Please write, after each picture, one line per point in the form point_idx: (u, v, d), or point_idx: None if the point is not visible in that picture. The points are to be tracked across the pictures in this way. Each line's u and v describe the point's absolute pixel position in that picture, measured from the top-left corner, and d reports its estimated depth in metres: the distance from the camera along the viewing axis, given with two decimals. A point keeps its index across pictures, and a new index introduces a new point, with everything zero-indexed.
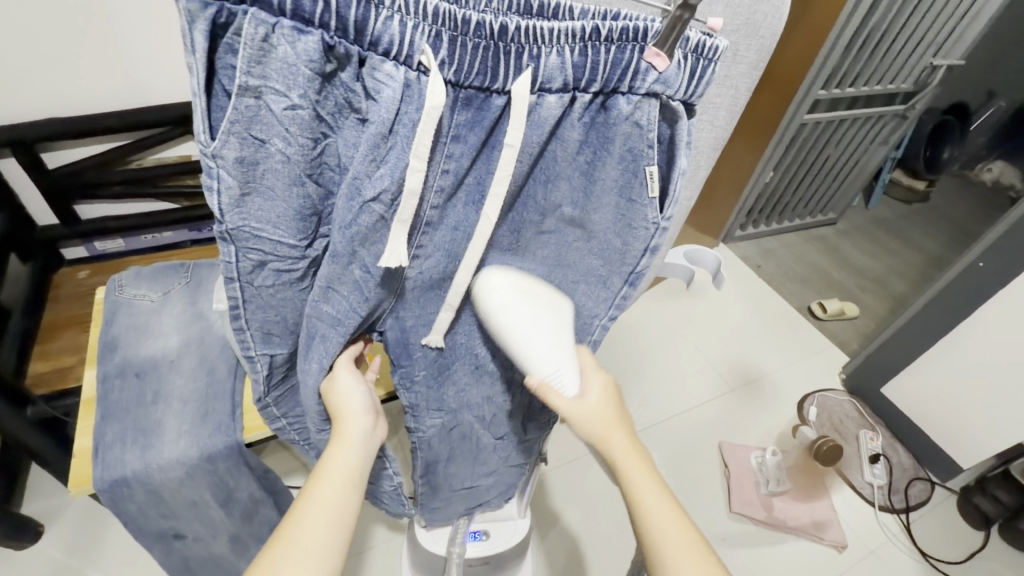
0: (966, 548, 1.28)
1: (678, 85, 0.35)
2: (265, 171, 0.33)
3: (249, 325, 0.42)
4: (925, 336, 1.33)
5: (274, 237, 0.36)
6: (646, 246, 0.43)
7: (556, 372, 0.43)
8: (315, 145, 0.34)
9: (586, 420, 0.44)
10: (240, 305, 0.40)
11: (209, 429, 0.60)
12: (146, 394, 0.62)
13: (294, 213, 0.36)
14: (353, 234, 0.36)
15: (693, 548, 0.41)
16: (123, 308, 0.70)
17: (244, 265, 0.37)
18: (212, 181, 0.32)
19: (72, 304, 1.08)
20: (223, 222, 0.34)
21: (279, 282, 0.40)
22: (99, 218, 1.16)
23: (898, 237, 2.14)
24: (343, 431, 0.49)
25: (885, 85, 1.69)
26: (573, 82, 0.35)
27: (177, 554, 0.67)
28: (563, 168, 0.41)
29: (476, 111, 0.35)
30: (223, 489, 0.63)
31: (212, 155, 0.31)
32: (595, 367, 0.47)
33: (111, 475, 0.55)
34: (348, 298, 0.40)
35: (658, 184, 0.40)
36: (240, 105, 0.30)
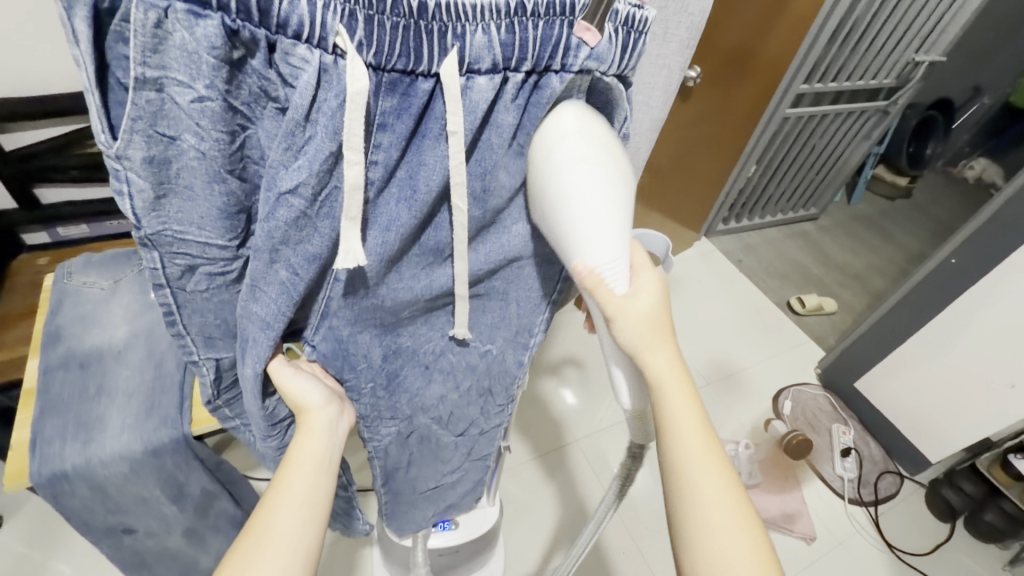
0: (932, 539, 1.30)
1: (610, 61, 0.34)
2: (180, 170, 0.32)
3: (187, 330, 0.40)
4: (898, 331, 1.34)
5: (201, 239, 0.35)
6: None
7: (611, 264, 0.38)
8: (233, 139, 0.32)
9: (631, 319, 0.41)
10: (174, 310, 0.39)
11: (155, 423, 0.58)
12: (90, 386, 0.60)
13: (218, 212, 0.34)
14: (274, 231, 0.34)
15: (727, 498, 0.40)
16: (70, 297, 0.68)
17: (172, 269, 0.36)
18: (122, 184, 0.30)
19: (30, 293, 1.06)
20: (142, 227, 0.33)
21: (213, 286, 0.38)
22: (59, 204, 1.12)
23: (879, 233, 2.16)
24: (305, 421, 0.47)
25: (868, 81, 1.69)
26: (503, 61, 0.32)
27: (128, 549, 0.65)
28: (500, 157, 0.37)
29: (402, 97, 0.32)
30: (174, 484, 0.61)
31: (118, 157, 0.29)
32: (647, 267, 0.43)
33: (49, 470, 0.53)
34: (277, 301, 0.38)
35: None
36: (140, 100, 0.28)
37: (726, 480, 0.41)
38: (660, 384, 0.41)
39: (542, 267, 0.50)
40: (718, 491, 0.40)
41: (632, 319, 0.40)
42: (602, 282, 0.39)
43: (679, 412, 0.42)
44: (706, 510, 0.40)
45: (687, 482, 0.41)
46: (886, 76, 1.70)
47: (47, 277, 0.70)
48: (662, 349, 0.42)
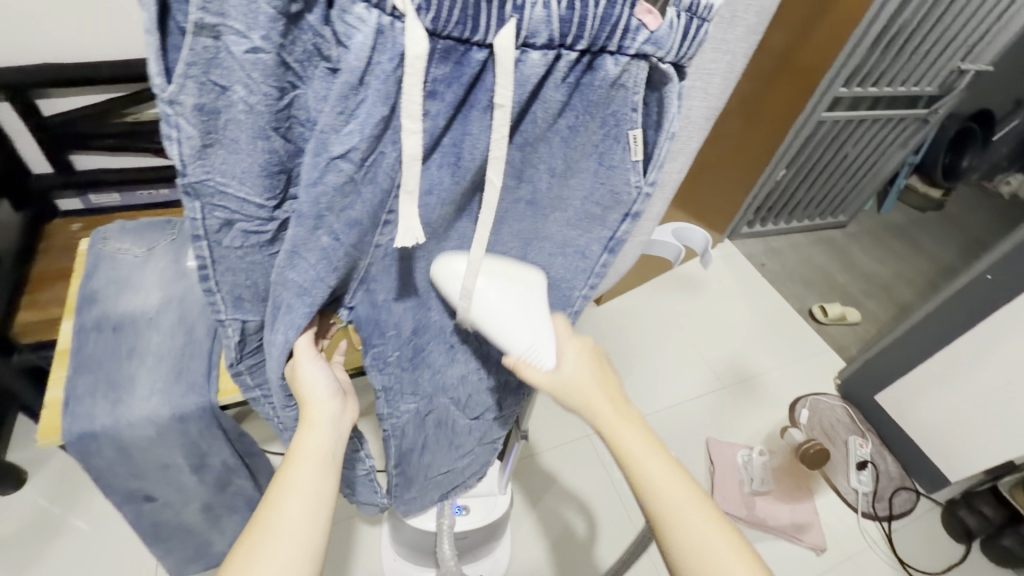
0: (945, 559, 1.27)
1: (669, 48, 0.32)
2: (228, 122, 0.31)
3: (218, 289, 0.41)
4: (925, 346, 1.31)
5: (241, 194, 0.35)
6: (627, 212, 0.42)
7: (531, 350, 0.45)
8: (282, 95, 0.32)
9: (572, 391, 0.47)
10: (208, 264, 0.39)
11: (183, 388, 0.59)
12: (122, 348, 0.61)
13: (261, 169, 0.34)
14: (318, 194, 0.34)
15: (692, 501, 0.45)
16: (106, 261, 0.69)
17: (211, 224, 0.36)
18: (172, 130, 0.30)
19: (63, 255, 1.09)
20: (186, 175, 0.33)
21: (247, 245, 0.38)
22: (95, 171, 1.15)
23: (909, 244, 2.10)
24: (309, 416, 0.49)
25: (909, 87, 1.64)
26: (559, 38, 0.31)
27: (148, 516, 0.66)
28: (542, 131, 0.38)
29: (455, 66, 0.31)
30: (196, 452, 0.62)
31: (169, 101, 0.29)
32: (569, 335, 0.49)
33: (79, 428, 0.55)
34: (315, 267, 0.38)
35: (642, 149, 0.38)
36: (197, 45, 0.28)
37: (686, 485, 0.46)
38: (615, 432, 0.47)
39: (576, 262, 0.47)
40: (679, 496, 0.45)
41: (575, 388, 0.47)
42: (528, 364, 0.46)
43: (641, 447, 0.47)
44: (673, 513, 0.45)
45: (653, 496, 0.45)
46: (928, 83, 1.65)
47: (82, 239, 0.71)
48: (609, 402, 0.48)
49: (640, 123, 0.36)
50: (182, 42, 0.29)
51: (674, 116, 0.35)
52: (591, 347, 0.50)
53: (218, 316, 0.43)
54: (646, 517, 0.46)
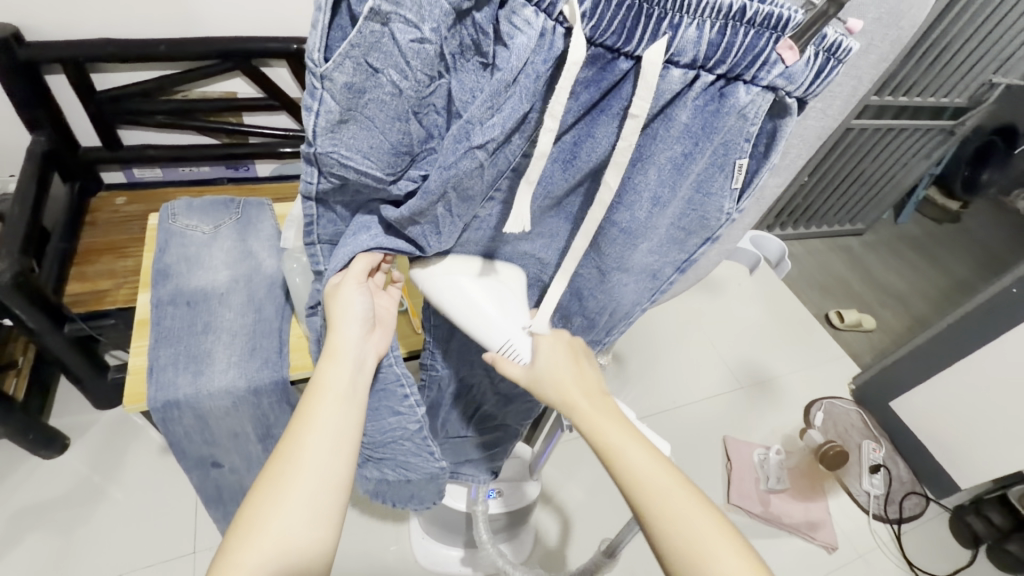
0: (952, 563, 1.31)
1: (800, 83, 0.35)
2: (370, 102, 0.35)
3: (318, 237, 0.47)
4: (944, 355, 1.33)
5: (360, 168, 0.38)
6: (710, 233, 0.45)
7: (506, 346, 0.48)
8: (429, 82, 0.35)
9: (544, 386, 0.49)
10: (314, 218, 0.45)
11: (258, 363, 0.62)
12: (197, 323, 0.64)
13: (389, 147, 0.37)
14: (450, 176, 0.37)
15: (688, 492, 0.47)
16: (176, 238, 0.71)
17: (324, 185, 0.40)
18: (315, 102, 0.34)
19: (109, 229, 1.11)
20: (314, 144, 0.36)
21: (352, 198, 0.43)
22: (140, 147, 1.18)
23: (926, 256, 2.13)
24: (332, 347, 0.49)
25: (938, 98, 1.65)
26: (703, 60, 0.33)
27: (212, 481, 0.69)
28: (658, 152, 0.39)
29: (599, 70, 0.34)
30: (263, 424, 0.65)
31: (322, 75, 0.33)
32: (547, 330, 0.50)
33: (164, 396, 0.57)
34: (424, 227, 0.43)
35: (743, 177, 0.40)
36: (366, 29, 0.31)
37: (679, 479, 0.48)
38: (592, 425, 0.49)
39: (647, 282, 0.51)
40: (678, 488, 0.47)
41: (547, 380, 0.49)
42: (505, 358, 0.49)
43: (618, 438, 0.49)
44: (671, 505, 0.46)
45: (650, 491, 0.46)
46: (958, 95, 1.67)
47: (152, 216, 0.73)
48: (582, 396, 0.50)
49: (749, 153, 0.38)
50: (350, 25, 0.33)
51: (781, 145, 0.38)
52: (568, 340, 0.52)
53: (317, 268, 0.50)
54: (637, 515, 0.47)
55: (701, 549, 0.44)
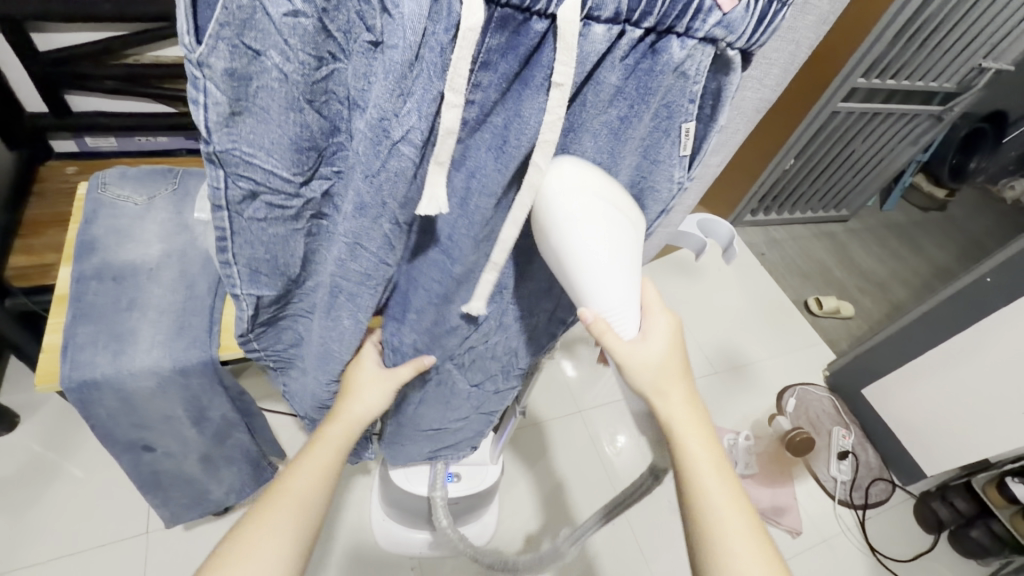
0: (914, 548, 1.32)
1: (741, 33, 0.31)
2: (259, 91, 0.30)
3: (235, 260, 0.40)
4: (918, 345, 1.31)
5: (267, 167, 0.34)
6: (663, 206, 0.42)
7: (616, 311, 0.41)
8: (318, 65, 0.30)
9: (648, 366, 0.45)
10: (227, 237, 0.38)
11: (185, 343, 0.59)
12: (122, 299, 0.60)
13: (291, 142, 0.33)
14: (379, 182, 0.33)
15: (736, 504, 0.47)
16: (105, 209, 0.67)
17: (233, 194, 0.35)
18: (198, 94, 0.28)
19: (55, 202, 1.06)
20: (211, 143, 0.31)
21: (271, 216, 0.38)
22: (91, 114, 1.12)
23: (909, 244, 2.11)
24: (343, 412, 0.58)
25: (927, 83, 1.61)
26: (627, 13, 0.29)
27: (146, 464, 0.67)
28: (589, 118, 0.35)
29: (511, 36, 0.29)
30: (196, 407, 0.62)
31: (199, 64, 0.27)
32: (659, 306, 0.46)
33: (79, 376, 0.54)
34: (375, 254, 0.40)
35: (691, 143, 0.38)
36: (233, 4, 0.26)
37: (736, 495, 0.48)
38: (674, 422, 0.47)
39: None
40: (732, 504, 0.47)
41: (643, 368, 0.45)
42: (610, 329, 0.42)
43: (695, 440, 0.48)
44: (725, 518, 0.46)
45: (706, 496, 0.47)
46: (947, 80, 1.62)
47: (82, 185, 0.69)
48: (674, 387, 0.48)
49: (694, 115, 0.36)
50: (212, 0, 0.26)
51: (726, 107, 0.36)
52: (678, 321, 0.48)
53: (233, 288, 0.42)
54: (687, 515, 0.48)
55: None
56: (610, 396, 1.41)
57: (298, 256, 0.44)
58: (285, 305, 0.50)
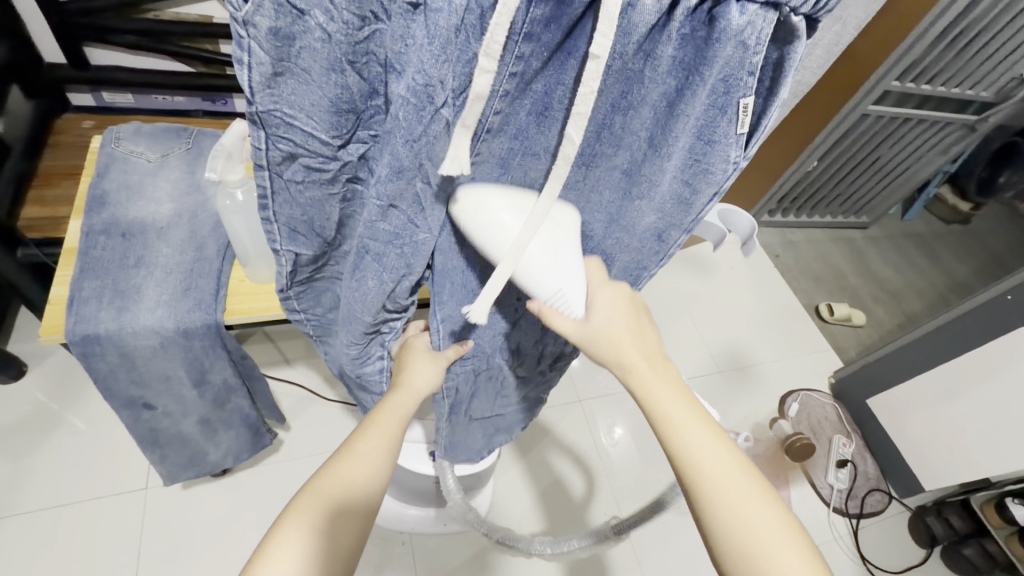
0: (905, 561, 1.32)
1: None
2: (302, 50, 0.30)
3: (275, 220, 0.41)
4: (927, 358, 1.30)
5: (307, 128, 0.34)
6: (717, 189, 0.40)
7: (557, 296, 0.46)
8: (361, 24, 0.30)
9: (600, 340, 0.49)
10: (268, 196, 0.39)
11: (189, 305, 0.58)
12: (130, 256, 0.60)
13: (330, 105, 0.33)
14: (418, 145, 0.34)
15: (738, 469, 0.48)
16: (117, 164, 0.66)
17: (274, 155, 0.35)
18: (244, 54, 0.28)
19: (70, 154, 1.06)
20: (254, 103, 0.31)
21: (309, 179, 0.38)
22: (109, 68, 1.11)
23: (928, 255, 2.07)
24: (403, 380, 0.59)
25: (964, 90, 1.55)
26: None
27: (145, 422, 0.67)
28: (647, 90, 0.36)
29: (557, 6, 0.29)
30: (198, 369, 0.62)
31: (244, 22, 0.27)
32: (603, 281, 0.50)
33: (83, 330, 0.54)
34: (407, 214, 0.40)
35: (749, 120, 0.35)
36: None
37: (733, 459, 0.48)
38: (647, 392, 0.50)
39: (651, 244, 0.49)
40: (730, 470, 0.47)
41: (603, 338, 0.49)
42: (555, 310, 0.47)
43: (680, 416, 0.49)
44: (722, 484, 0.47)
45: (703, 470, 0.47)
46: (984, 89, 1.56)
47: (95, 138, 0.68)
48: (642, 363, 0.51)
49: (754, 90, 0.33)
50: None
51: (786, 80, 0.33)
52: (626, 293, 0.51)
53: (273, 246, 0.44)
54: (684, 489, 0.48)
55: (751, 542, 0.45)
56: (609, 389, 1.40)
57: (334, 220, 0.44)
58: (323, 266, 0.50)
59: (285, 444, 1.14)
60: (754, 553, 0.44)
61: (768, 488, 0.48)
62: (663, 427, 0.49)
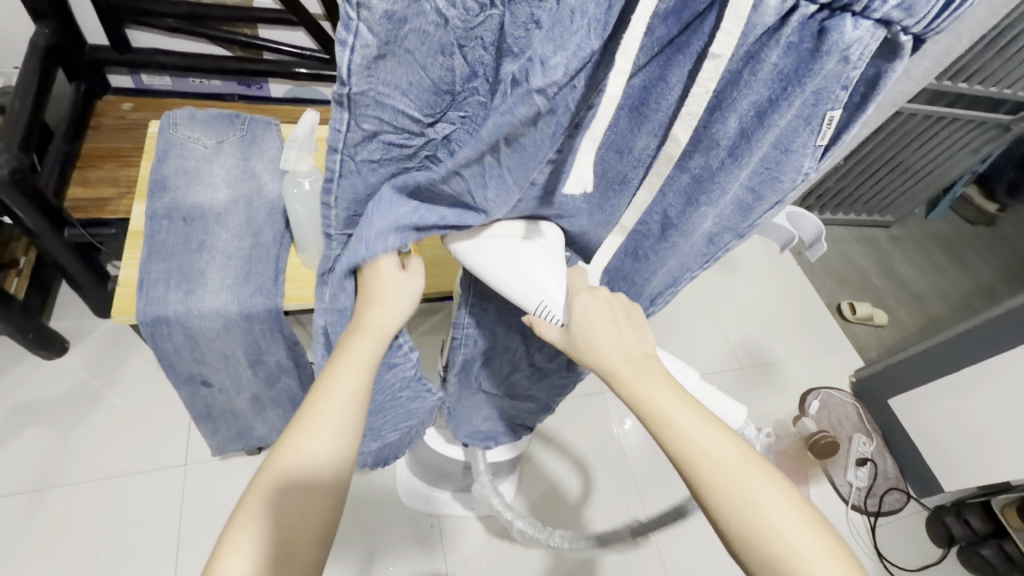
0: (921, 559, 1.34)
1: (921, 17, 0.29)
2: (410, 32, 0.31)
3: (336, 203, 0.43)
4: (951, 362, 1.29)
5: (397, 107, 0.35)
6: (780, 196, 0.43)
7: (542, 306, 0.49)
8: (479, 11, 0.31)
9: (580, 341, 0.48)
10: (335, 178, 0.41)
11: (251, 289, 0.60)
12: (193, 240, 0.62)
13: (431, 85, 0.35)
14: (504, 125, 0.34)
15: (746, 454, 0.45)
16: (176, 149, 0.68)
17: (353, 136, 0.37)
18: (349, 36, 0.30)
19: (114, 135, 1.08)
20: (349, 84, 0.33)
21: (385, 154, 0.40)
22: (149, 50, 1.12)
23: (951, 256, 2.05)
24: (364, 322, 0.48)
25: (1001, 90, 1.52)
26: None
27: (201, 400, 0.69)
28: (741, 97, 0.36)
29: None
30: (255, 350, 0.64)
31: (358, 3, 0.29)
32: (587, 288, 0.50)
33: (153, 312, 0.56)
34: (469, 182, 0.40)
35: (830, 133, 0.37)
36: None
37: (738, 444, 0.46)
38: (634, 389, 0.47)
39: (699, 251, 0.51)
40: (738, 455, 0.45)
41: (582, 342, 0.48)
42: (542, 319, 0.49)
43: (677, 411, 0.46)
44: (731, 471, 0.44)
45: (709, 461, 0.44)
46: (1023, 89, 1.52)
47: (153, 123, 0.70)
48: (623, 360, 0.48)
49: (843, 104, 0.35)
50: None
51: (880, 95, 0.34)
52: (607, 294, 0.50)
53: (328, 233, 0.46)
54: (689, 482, 0.45)
55: (764, 526, 0.43)
56: None
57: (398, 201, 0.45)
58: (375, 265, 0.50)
59: None
60: (765, 532, 0.43)
61: (774, 469, 0.46)
62: (657, 427, 0.46)
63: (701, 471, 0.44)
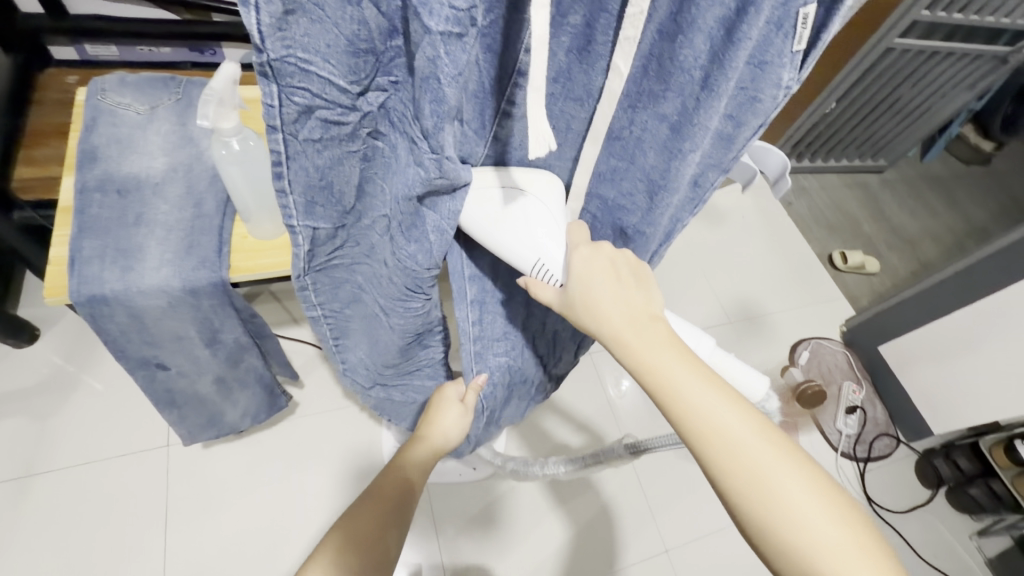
0: (911, 500, 1.35)
1: None
2: None
3: (291, 190, 0.38)
4: (941, 306, 1.27)
5: (323, 74, 0.32)
6: (762, 120, 0.40)
7: (538, 265, 0.46)
8: None
9: (583, 313, 0.46)
10: (283, 163, 0.35)
11: (194, 262, 0.57)
12: (129, 214, 0.58)
13: (348, 45, 0.31)
14: (463, 77, 0.30)
15: (764, 431, 0.44)
16: (105, 116, 0.63)
17: (289, 112, 0.33)
18: None
19: (58, 111, 1.02)
20: (267, 52, 0.29)
21: (324, 135, 0.36)
22: (88, 18, 1.04)
23: (945, 198, 2.00)
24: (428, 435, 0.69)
25: (998, 19, 1.44)
26: None
27: (161, 383, 0.67)
28: (702, 14, 0.34)
29: None
30: (209, 329, 0.62)
31: None
32: (586, 242, 0.48)
33: (89, 291, 0.53)
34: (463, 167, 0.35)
35: (807, 34, 0.33)
36: None
37: (755, 421, 0.44)
38: (644, 364, 0.45)
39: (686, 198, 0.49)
40: (754, 433, 0.43)
41: (582, 307, 0.46)
42: (538, 280, 0.47)
43: (692, 389, 0.44)
44: (749, 452, 0.42)
45: (725, 442, 0.43)
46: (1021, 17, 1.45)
47: (79, 91, 0.65)
48: (627, 324, 0.46)
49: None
50: None
51: None
52: (610, 251, 0.48)
53: (291, 224, 0.41)
54: (702, 464, 0.44)
55: (778, 512, 0.41)
56: None
57: (353, 183, 0.42)
58: (342, 246, 0.49)
59: (299, 402, 1.16)
60: (778, 517, 0.41)
61: (795, 448, 0.44)
62: (672, 409, 0.44)
63: (714, 454, 0.43)
